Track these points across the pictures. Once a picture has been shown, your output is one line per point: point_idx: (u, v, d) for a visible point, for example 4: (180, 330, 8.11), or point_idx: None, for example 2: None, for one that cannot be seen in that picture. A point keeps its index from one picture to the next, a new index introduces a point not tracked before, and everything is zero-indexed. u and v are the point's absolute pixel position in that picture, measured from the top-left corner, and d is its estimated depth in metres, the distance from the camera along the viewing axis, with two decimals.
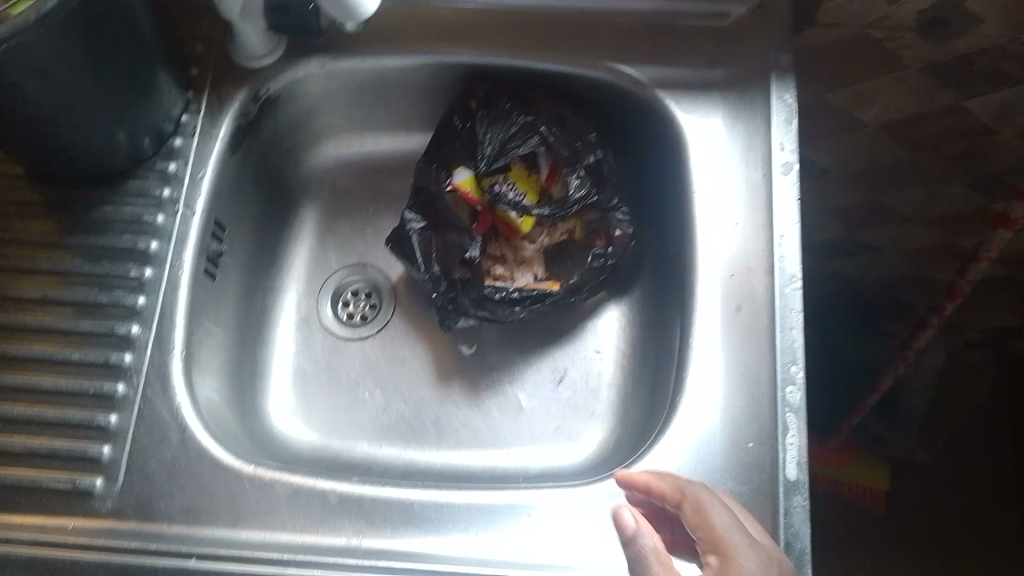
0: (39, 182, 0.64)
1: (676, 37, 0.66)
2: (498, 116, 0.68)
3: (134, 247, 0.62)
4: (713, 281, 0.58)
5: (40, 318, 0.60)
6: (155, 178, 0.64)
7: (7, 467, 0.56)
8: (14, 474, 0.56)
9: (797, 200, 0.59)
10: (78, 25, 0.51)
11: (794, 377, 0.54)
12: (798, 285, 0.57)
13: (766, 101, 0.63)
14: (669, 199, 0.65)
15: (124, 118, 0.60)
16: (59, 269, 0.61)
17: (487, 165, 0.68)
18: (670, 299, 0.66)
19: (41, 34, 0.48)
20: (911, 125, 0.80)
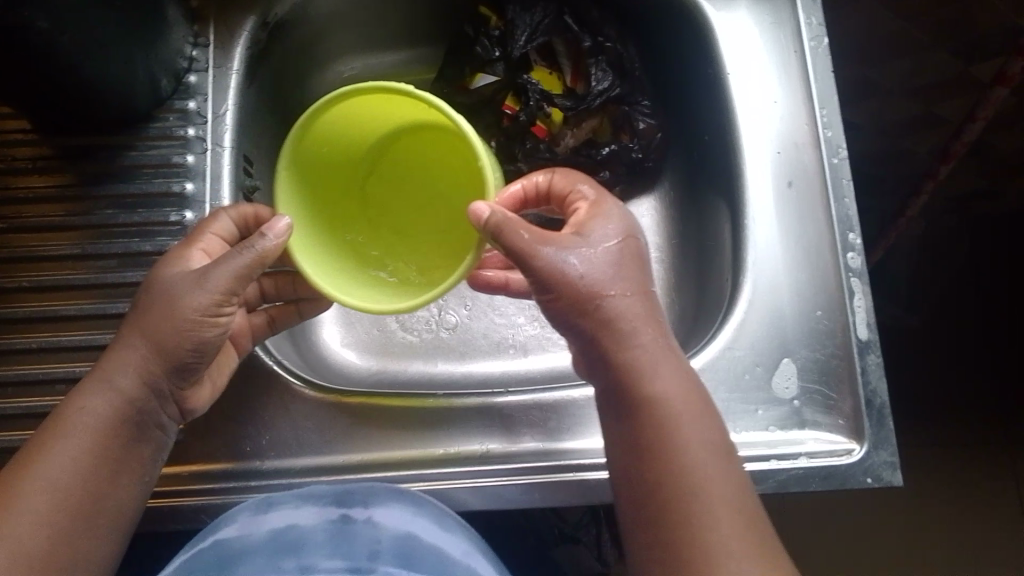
0: (49, 135, 0.61)
1: None
2: (523, 5, 0.67)
3: (169, 191, 0.60)
4: (761, 163, 0.59)
5: (82, 273, 0.58)
6: (176, 118, 0.62)
7: None
8: None
9: (831, 71, 0.60)
10: None
11: (852, 244, 0.57)
12: (844, 155, 0.58)
13: None
14: (699, 87, 0.65)
15: (139, 57, 0.57)
16: (92, 222, 0.59)
17: (518, 55, 0.67)
18: (707, 186, 0.67)
19: None
20: None
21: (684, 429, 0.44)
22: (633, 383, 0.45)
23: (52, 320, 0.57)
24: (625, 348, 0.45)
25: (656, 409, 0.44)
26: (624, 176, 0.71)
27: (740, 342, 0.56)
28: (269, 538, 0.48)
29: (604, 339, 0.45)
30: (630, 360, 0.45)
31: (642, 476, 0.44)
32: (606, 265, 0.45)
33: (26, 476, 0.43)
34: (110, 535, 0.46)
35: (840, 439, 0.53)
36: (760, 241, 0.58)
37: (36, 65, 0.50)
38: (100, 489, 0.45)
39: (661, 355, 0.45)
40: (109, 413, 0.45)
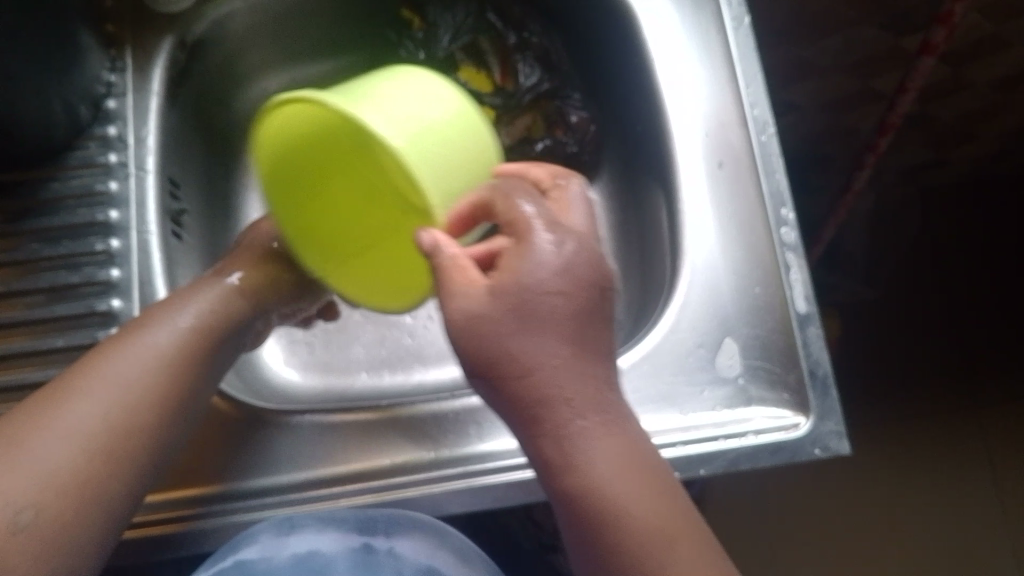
0: None
1: None
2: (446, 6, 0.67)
3: (94, 221, 0.59)
4: (690, 145, 0.59)
5: (8, 312, 0.57)
6: (97, 145, 0.61)
7: None
8: None
9: (753, 49, 0.60)
10: None
11: (785, 219, 0.57)
12: (771, 131, 0.59)
13: None
14: (626, 74, 0.65)
15: (53, 85, 0.56)
16: (16, 258, 0.58)
17: (444, 55, 0.67)
18: (642, 173, 0.67)
19: None
20: None
21: (592, 450, 0.39)
22: (543, 436, 0.40)
23: None
24: (530, 380, 0.39)
25: (566, 442, 0.39)
26: (562, 171, 0.70)
27: (683, 324, 0.56)
28: (293, 567, 0.48)
29: (503, 370, 0.39)
30: (533, 388, 0.39)
31: (570, 513, 0.40)
32: (576, 269, 0.40)
33: (89, 374, 0.45)
34: (119, 480, 0.44)
35: (788, 413, 0.53)
36: (694, 220, 0.58)
37: None
38: (151, 400, 0.46)
39: (568, 382, 0.39)
40: (171, 339, 0.49)
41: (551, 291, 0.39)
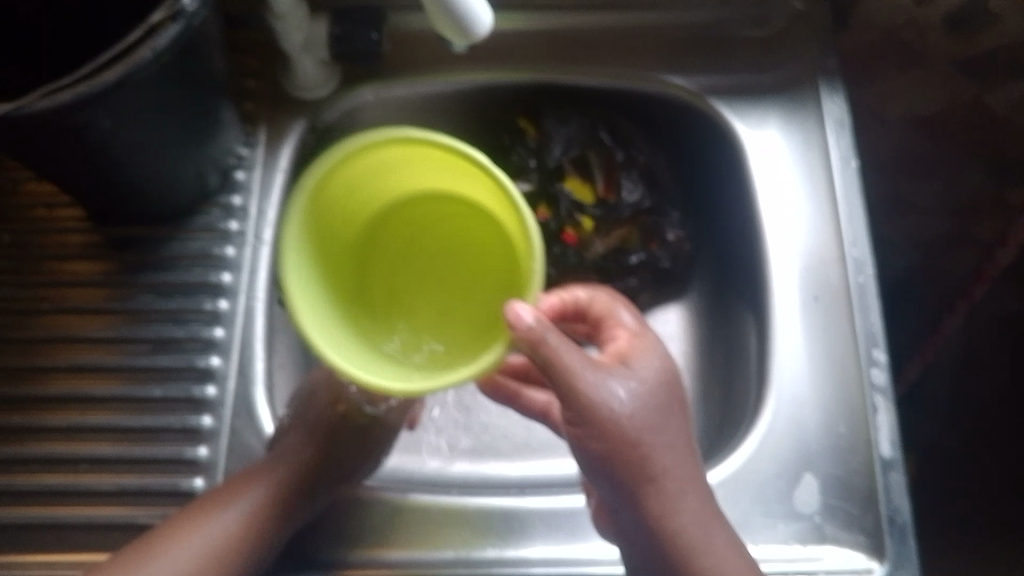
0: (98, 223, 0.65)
1: (722, 47, 0.69)
2: (560, 116, 0.70)
3: (207, 280, 0.63)
4: (786, 274, 0.60)
5: (114, 356, 0.60)
6: (220, 211, 0.65)
7: (98, 506, 0.56)
8: (106, 512, 0.56)
9: (858, 190, 0.62)
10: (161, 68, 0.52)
11: (876, 360, 0.57)
12: (868, 272, 0.60)
13: (817, 103, 0.66)
14: (728, 199, 0.67)
15: (193, 153, 0.61)
16: (130, 307, 0.62)
17: (553, 162, 0.70)
18: (734, 296, 0.68)
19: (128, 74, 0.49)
20: (933, 120, 0.84)
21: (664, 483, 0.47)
22: (624, 467, 0.46)
23: (82, 401, 0.59)
24: (633, 442, 0.46)
25: (652, 476, 0.47)
26: (652, 284, 0.71)
27: (763, 454, 0.55)
28: None
29: (616, 432, 0.46)
30: (625, 433, 0.46)
31: (650, 534, 0.47)
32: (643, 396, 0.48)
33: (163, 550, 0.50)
34: None
35: (864, 557, 0.52)
36: (784, 351, 0.58)
37: (92, 155, 0.54)
38: None
39: (656, 435, 0.47)
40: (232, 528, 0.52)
41: (636, 394, 0.48)
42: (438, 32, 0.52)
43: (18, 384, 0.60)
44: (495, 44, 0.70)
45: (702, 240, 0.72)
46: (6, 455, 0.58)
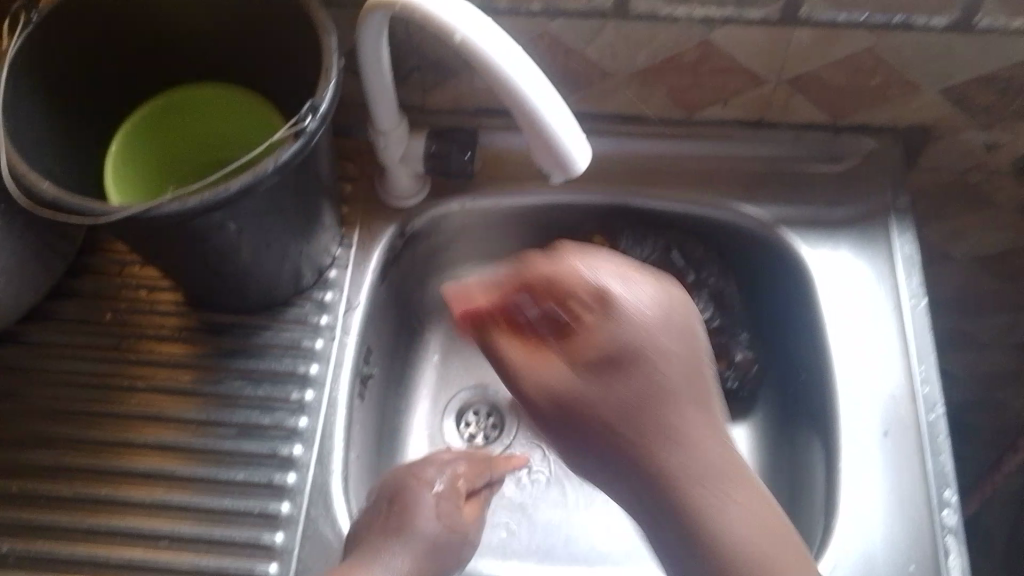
0: (196, 309, 0.69)
1: (797, 179, 0.72)
2: (635, 235, 0.73)
3: (295, 370, 0.66)
4: (856, 404, 0.61)
5: (202, 437, 0.63)
6: (311, 306, 0.69)
7: None
8: None
9: (929, 328, 0.64)
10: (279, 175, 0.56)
11: (947, 501, 0.57)
12: (940, 411, 0.61)
13: (890, 241, 0.68)
14: (798, 326, 0.69)
15: (292, 251, 0.65)
16: (220, 391, 0.65)
17: None
18: (801, 423, 0.68)
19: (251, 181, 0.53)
20: (1000, 259, 0.86)
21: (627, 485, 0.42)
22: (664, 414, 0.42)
23: (167, 479, 0.62)
24: (657, 371, 0.42)
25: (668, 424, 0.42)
26: (717, 401, 0.73)
27: None
28: None
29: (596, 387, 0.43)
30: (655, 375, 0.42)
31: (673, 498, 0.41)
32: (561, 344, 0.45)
33: None
34: None
35: None
36: (856, 482, 0.58)
37: (206, 249, 0.58)
38: None
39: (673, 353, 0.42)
40: None
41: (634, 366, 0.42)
42: (536, 161, 0.57)
43: (108, 459, 0.63)
44: None
45: (769, 362, 0.74)
46: (92, 527, 0.60)
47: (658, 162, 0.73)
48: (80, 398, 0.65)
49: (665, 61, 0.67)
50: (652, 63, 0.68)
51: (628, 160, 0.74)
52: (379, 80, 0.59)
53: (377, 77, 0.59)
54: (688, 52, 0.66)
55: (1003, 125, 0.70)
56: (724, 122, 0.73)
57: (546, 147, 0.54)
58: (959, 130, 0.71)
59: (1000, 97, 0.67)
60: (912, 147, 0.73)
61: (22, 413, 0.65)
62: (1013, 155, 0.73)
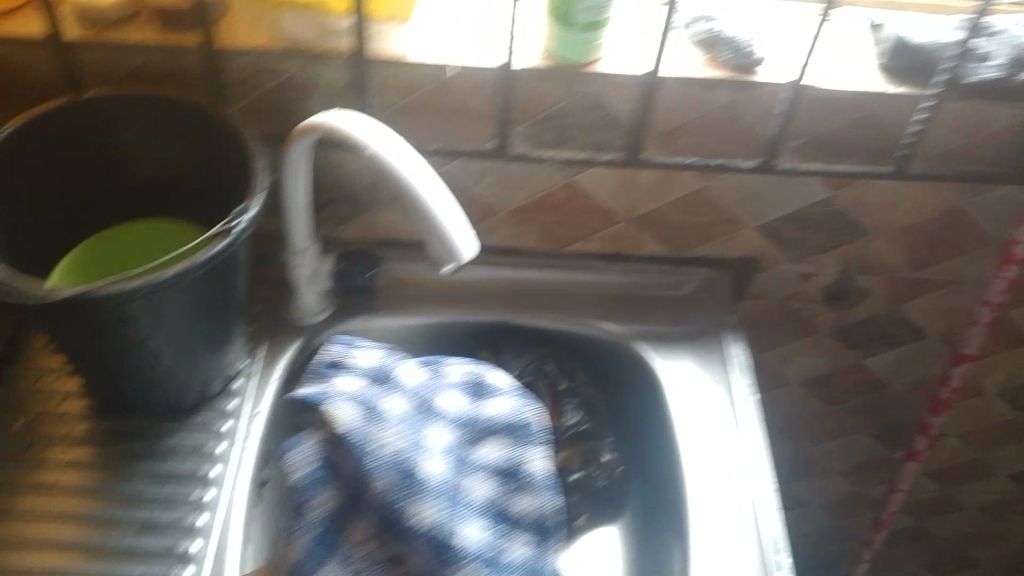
0: (109, 435, 0.73)
1: (649, 303, 0.84)
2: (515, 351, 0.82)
3: (203, 448, 0.72)
4: (698, 482, 0.72)
5: (77, 547, 0.65)
6: (217, 413, 0.74)
7: None
8: None
9: (756, 416, 0.75)
10: (210, 289, 0.64)
11: (781, 563, 0.66)
12: (772, 487, 0.71)
13: (721, 347, 0.81)
14: (653, 427, 0.78)
15: (200, 360, 0.70)
16: (108, 515, 0.67)
17: None
18: (660, 516, 0.75)
19: (181, 291, 0.62)
20: (825, 380, 1.01)
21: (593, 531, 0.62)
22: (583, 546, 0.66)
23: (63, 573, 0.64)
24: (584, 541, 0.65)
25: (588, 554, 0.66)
26: (591, 505, 0.76)
27: None
28: None
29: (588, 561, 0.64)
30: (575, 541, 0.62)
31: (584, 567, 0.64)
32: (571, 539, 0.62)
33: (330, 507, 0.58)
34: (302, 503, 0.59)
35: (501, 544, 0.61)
36: None
37: (126, 352, 0.65)
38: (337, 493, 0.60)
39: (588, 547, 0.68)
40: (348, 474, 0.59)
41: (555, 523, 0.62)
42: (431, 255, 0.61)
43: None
44: (460, 287, 0.84)
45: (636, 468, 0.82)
46: None
47: (533, 283, 0.84)
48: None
49: (538, 200, 0.79)
50: (527, 202, 0.79)
51: (509, 285, 0.84)
52: (298, 194, 0.67)
53: (298, 175, 0.66)
54: (556, 193, 0.78)
55: (811, 256, 0.86)
56: (585, 255, 0.85)
57: (439, 240, 0.59)
58: (777, 261, 0.86)
59: (803, 232, 0.83)
60: (742, 278, 0.88)
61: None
62: (823, 284, 0.89)
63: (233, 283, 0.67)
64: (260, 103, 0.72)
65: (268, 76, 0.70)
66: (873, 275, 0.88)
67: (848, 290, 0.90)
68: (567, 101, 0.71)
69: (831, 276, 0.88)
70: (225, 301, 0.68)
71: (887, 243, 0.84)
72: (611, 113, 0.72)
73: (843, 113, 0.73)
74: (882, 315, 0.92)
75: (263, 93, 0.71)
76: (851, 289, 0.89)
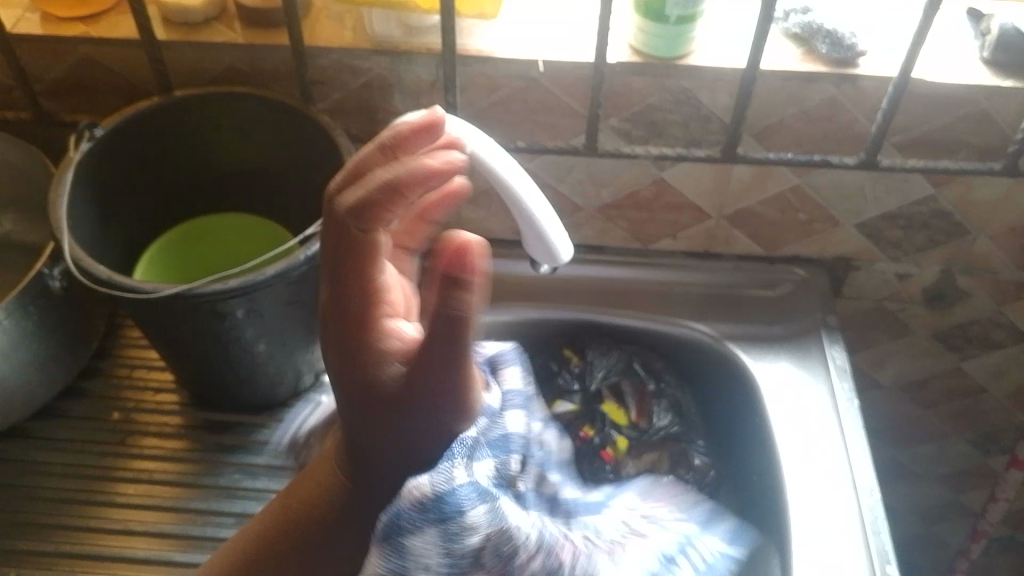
0: (202, 430, 0.75)
1: (738, 302, 0.82)
2: (602, 350, 0.81)
3: (296, 441, 0.74)
4: (801, 489, 0.69)
5: (174, 542, 0.68)
6: (308, 406, 0.76)
7: None
8: None
9: (858, 419, 0.73)
10: (302, 289, 0.65)
11: (891, 574, 0.65)
12: (877, 496, 0.69)
13: (821, 348, 0.78)
14: (749, 430, 0.77)
15: (290, 360, 0.72)
16: (204, 510, 0.70)
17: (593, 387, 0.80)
18: (757, 525, 0.74)
19: (274, 289, 0.62)
20: (920, 384, 0.97)
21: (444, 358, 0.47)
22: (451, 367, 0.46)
23: (162, 565, 0.67)
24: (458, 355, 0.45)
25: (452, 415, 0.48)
26: None
27: None
28: None
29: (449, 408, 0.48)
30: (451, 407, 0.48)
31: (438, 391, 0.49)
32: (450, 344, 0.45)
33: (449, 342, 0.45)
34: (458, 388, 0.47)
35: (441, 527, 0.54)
36: None
37: (223, 347, 0.66)
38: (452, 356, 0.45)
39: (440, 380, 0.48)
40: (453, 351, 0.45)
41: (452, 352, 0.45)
42: (528, 256, 0.60)
43: (97, 571, 0.66)
44: (544, 284, 0.83)
45: (725, 468, 0.80)
46: None
47: (617, 281, 0.83)
48: (62, 509, 0.70)
49: (626, 198, 0.78)
50: (614, 199, 0.78)
51: (594, 282, 0.83)
52: None
53: None
54: (645, 189, 0.77)
55: (911, 256, 0.82)
56: (674, 253, 0.84)
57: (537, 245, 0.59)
58: (874, 261, 0.83)
59: (904, 231, 0.79)
60: (835, 277, 0.85)
61: (16, 524, 0.69)
62: (923, 285, 0.85)
63: (324, 281, 0.67)
64: (348, 102, 0.72)
65: (354, 75, 0.69)
66: (978, 277, 0.83)
67: (949, 292, 0.86)
68: (659, 97, 0.69)
69: (932, 277, 0.84)
70: (317, 298, 0.68)
71: (993, 244, 0.80)
72: (704, 110, 0.70)
73: (951, 109, 0.69)
74: (986, 319, 0.88)
75: (350, 92, 0.71)
76: (953, 291, 0.85)
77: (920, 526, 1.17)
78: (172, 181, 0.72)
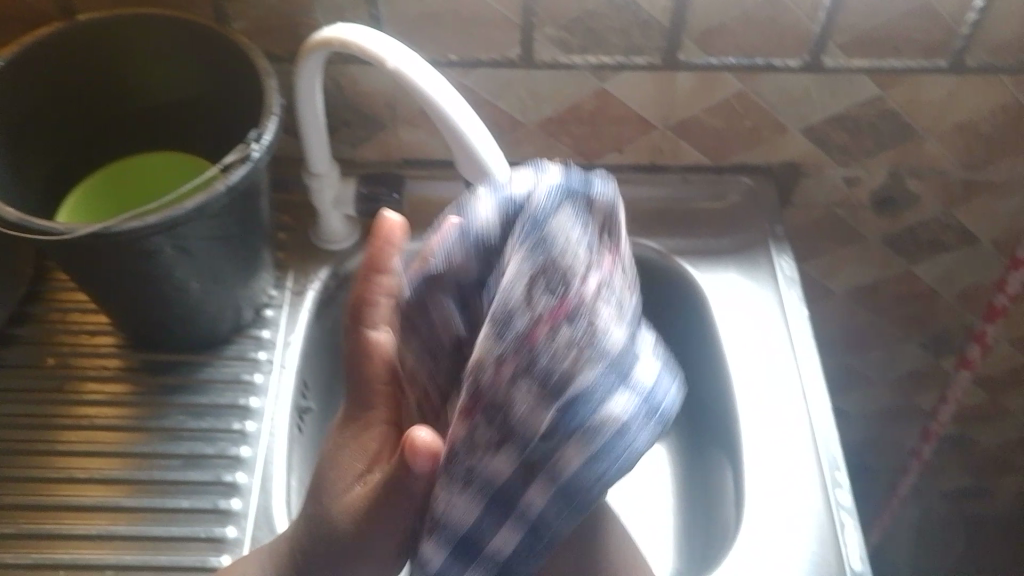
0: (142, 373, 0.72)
1: (686, 215, 0.80)
2: None
3: (239, 378, 0.72)
4: (751, 400, 0.69)
5: (120, 487, 0.66)
6: (251, 343, 0.74)
7: (121, 548, 0.64)
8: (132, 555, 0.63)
9: (808, 328, 0.73)
10: (232, 220, 0.63)
11: (840, 479, 0.65)
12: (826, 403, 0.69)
13: (769, 259, 0.77)
14: (699, 344, 0.76)
15: (227, 297, 0.69)
16: (149, 453, 0.68)
17: None
18: (710, 437, 0.74)
19: (201, 222, 0.60)
20: (870, 290, 0.98)
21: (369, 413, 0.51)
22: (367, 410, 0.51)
23: (108, 511, 0.65)
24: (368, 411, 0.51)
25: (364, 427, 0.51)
26: None
27: None
28: None
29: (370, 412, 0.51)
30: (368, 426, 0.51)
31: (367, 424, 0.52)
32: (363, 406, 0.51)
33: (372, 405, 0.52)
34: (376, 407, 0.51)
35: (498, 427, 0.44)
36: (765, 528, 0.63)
37: (154, 287, 0.64)
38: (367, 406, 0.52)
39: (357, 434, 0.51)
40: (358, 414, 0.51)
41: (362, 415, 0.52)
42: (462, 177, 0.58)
43: (41, 522, 0.65)
44: None
45: None
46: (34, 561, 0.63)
47: None
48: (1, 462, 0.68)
49: (568, 113, 0.75)
50: (556, 114, 0.75)
51: None
52: (313, 118, 0.64)
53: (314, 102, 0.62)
54: (588, 102, 0.74)
55: (859, 160, 0.81)
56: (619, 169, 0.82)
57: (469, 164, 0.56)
58: (823, 167, 0.82)
59: (851, 135, 0.78)
60: (783, 186, 0.84)
61: None
62: (871, 190, 0.84)
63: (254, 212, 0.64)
64: (270, 22, 0.68)
65: None
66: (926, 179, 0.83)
67: (898, 196, 0.85)
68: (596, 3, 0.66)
69: (880, 182, 0.83)
70: (249, 230, 0.66)
71: (940, 144, 0.79)
72: (643, 15, 0.67)
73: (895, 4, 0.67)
74: (934, 222, 0.88)
75: (271, 10, 0.67)
76: (901, 194, 0.85)
77: (874, 429, 1.19)
78: (88, 114, 0.68)
